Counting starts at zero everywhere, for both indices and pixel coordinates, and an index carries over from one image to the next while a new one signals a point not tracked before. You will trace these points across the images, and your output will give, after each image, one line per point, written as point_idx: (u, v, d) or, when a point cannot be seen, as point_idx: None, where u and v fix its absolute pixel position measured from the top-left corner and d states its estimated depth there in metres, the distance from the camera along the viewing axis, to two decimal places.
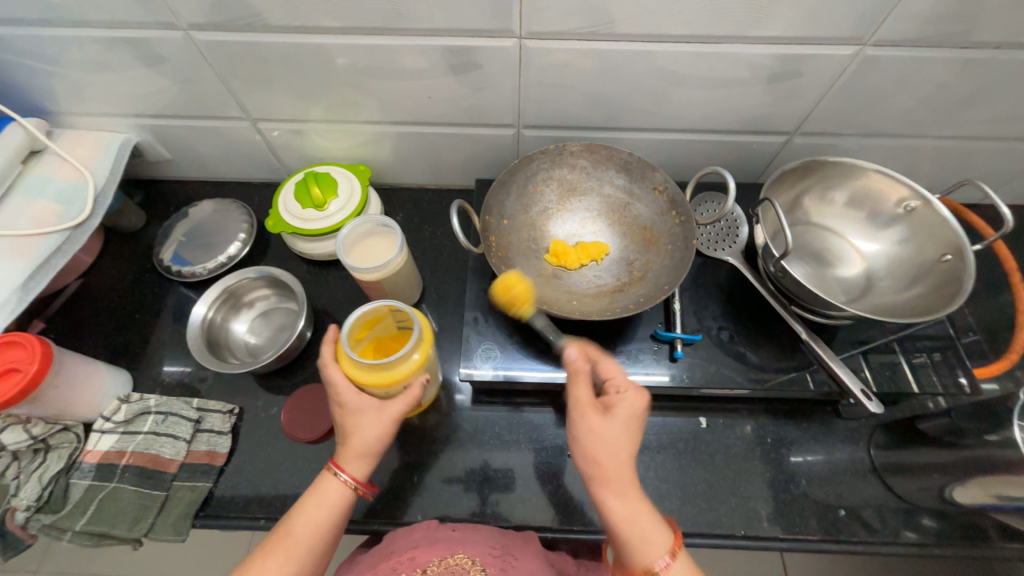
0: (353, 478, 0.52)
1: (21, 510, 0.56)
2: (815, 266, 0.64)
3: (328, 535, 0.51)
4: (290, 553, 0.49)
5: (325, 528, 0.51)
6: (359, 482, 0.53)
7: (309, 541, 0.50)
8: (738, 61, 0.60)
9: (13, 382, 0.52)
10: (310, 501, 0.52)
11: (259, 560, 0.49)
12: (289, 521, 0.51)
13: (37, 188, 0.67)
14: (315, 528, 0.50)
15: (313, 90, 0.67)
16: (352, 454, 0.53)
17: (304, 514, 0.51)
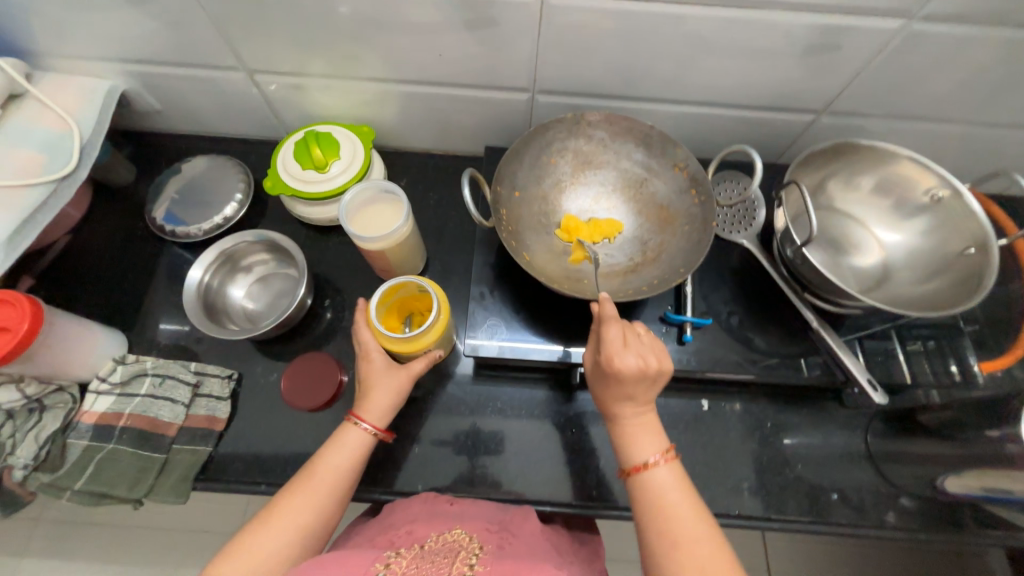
0: (375, 423, 0.55)
1: (19, 468, 0.55)
2: (832, 254, 0.63)
3: (352, 476, 0.53)
4: (316, 492, 0.50)
5: (348, 470, 0.53)
6: (380, 428, 0.55)
7: (333, 482, 0.51)
8: (774, 30, 0.56)
9: (3, 341, 0.51)
10: (334, 444, 0.54)
11: (286, 498, 0.50)
12: (314, 464, 0.52)
13: (18, 136, 0.63)
14: (341, 468, 0.52)
15: (315, 40, 0.63)
16: (375, 401, 0.55)
17: (329, 456, 0.53)
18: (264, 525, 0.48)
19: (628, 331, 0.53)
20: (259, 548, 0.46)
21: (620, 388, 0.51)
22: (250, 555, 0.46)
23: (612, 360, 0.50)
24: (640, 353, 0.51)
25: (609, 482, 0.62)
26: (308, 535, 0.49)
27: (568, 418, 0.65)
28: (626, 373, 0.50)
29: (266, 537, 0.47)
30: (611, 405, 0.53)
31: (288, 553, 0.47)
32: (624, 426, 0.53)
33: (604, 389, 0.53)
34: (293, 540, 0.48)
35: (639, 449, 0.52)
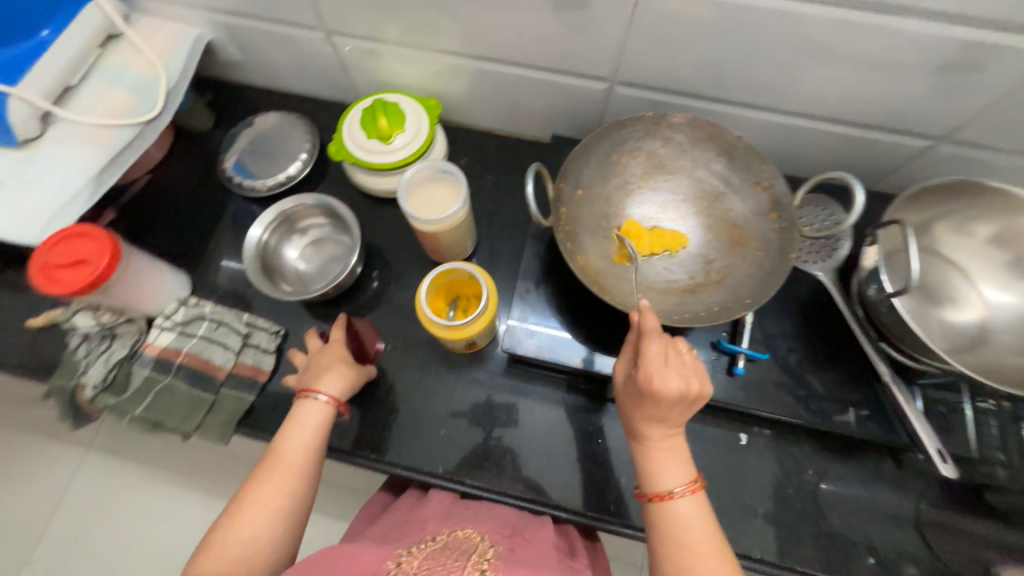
0: (330, 394, 0.56)
1: (89, 387, 0.61)
2: (921, 303, 0.56)
3: (318, 450, 0.54)
4: (284, 474, 0.51)
5: (311, 446, 0.54)
6: (337, 399, 0.57)
7: (299, 460, 0.52)
8: (906, 40, 0.49)
9: (85, 272, 0.54)
10: (293, 425, 0.54)
11: (255, 486, 0.50)
12: (276, 448, 0.53)
13: (113, 77, 0.66)
14: (304, 446, 0.53)
15: (396, 6, 0.61)
16: (324, 377, 0.57)
17: (290, 436, 0.54)
18: (239, 514, 0.49)
19: (668, 349, 0.50)
20: (241, 535, 0.47)
21: (654, 409, 0.49)
22: (234, 542, 0.47)
23: (652, 380, 0.47)
24: (682, 374, 0.48)
25: (628, 499, 0.60)
26: (287, 515, 0.50)
27: (597, 428, 0.64)
28: (665, 395, 0.47)
29: (243, 526, 0.48)
30: (640, 425, 0.51)
31: (270, 534, 0.48)
32: (650, 448, 0.51)
33: (636, 408, 0.50)
34: (273, 521, 0.49)
35: (663, 475, 0.49)
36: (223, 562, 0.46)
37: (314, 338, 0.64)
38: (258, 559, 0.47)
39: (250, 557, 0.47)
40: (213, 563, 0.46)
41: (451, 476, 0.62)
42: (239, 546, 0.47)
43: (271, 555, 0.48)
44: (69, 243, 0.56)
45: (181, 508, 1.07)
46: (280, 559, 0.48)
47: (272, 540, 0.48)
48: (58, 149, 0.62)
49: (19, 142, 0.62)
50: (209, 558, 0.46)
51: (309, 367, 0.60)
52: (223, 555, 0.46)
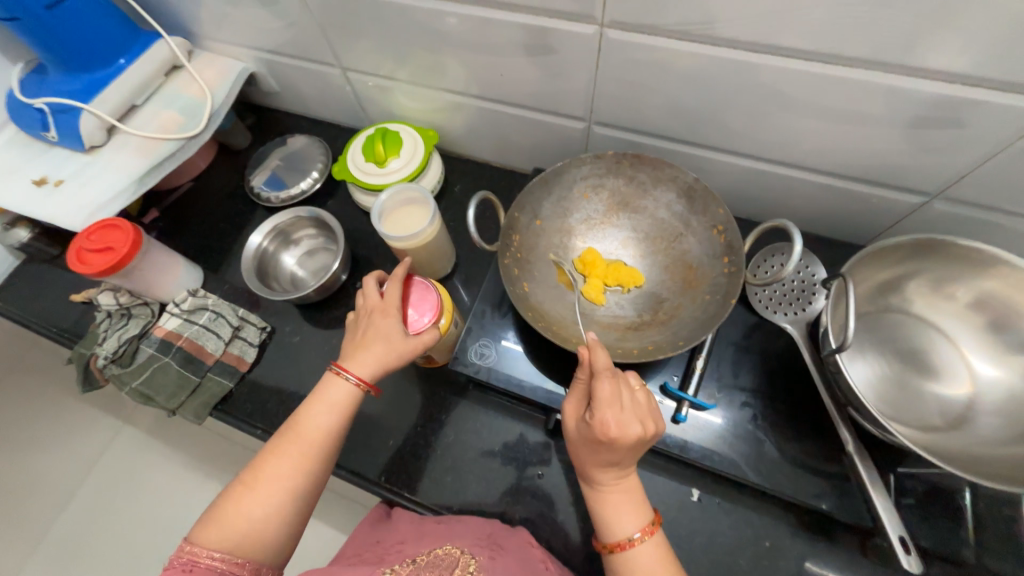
0: (360, 376, 0.52)
1: (101, 357, 0.70)
2: (894, 369, 0.51)
3: (337, 432, 0.51)
4: (300, 451, 0.49)
5: (329, 431, 0.51)
6: (365, 381, 0.52)
7: (318, 441, 0.50)
8: (872, 93, 0.47)
9: (108, 258, 0.64)
10: (314, 401, 0.52)
11: (268, 460, 0.48)
12: (296, 421, 0.51)
13: (170, 100, 0.80)
14: (322, 428, 0.50)
15: (397, 49, 0.68)
16: (361, 358, 0.53)
17: (312, 414, 0.51)
18: (252, 487, 0.47)
19: (622, 391, 0.46)
20: (251, 509, 0.46)
21: (610, 456, 0.45)
22: (243, 517, 0.46)
23: (610, 430, 0.44)
24: (640, 417, 0.45)
25: (561, 537, 0.58)
26: (299, 495, 0.48)
27: (540, 459, 0.62)
28: (623, 444, 0.44)
29: (255, 501, 0.46)
30: (594, 472, 0.47)
31: (279, 513, 0.47)
32: (605, 494, 0.47)
33: (589, 454, 0.47)
34: (284, 501, 0.47)
35: (620, 523, 0.46)
36: (230, 535, 0.45)
37: (374, 283, 0.58)
38: (264, 538, 0.46)
39: (256, 534, 0.46)
40: (221, 534, 0.45)
41: (388, 487, 0.63)
42: (249, 522, 0.46)
43: (277, 533, 0.47)
44: (103, 233, 0.66)
45: (187, 486, 1.16)
46: (284, 539, 0.47)
47: (279, 520, 0.47)
48: (116, 156, 0.75)
49: (88, 149, 0.75)
50: (216, 527, 0.45)
51: (357, 330, 0.56)
52: (232, 527, 0.45)
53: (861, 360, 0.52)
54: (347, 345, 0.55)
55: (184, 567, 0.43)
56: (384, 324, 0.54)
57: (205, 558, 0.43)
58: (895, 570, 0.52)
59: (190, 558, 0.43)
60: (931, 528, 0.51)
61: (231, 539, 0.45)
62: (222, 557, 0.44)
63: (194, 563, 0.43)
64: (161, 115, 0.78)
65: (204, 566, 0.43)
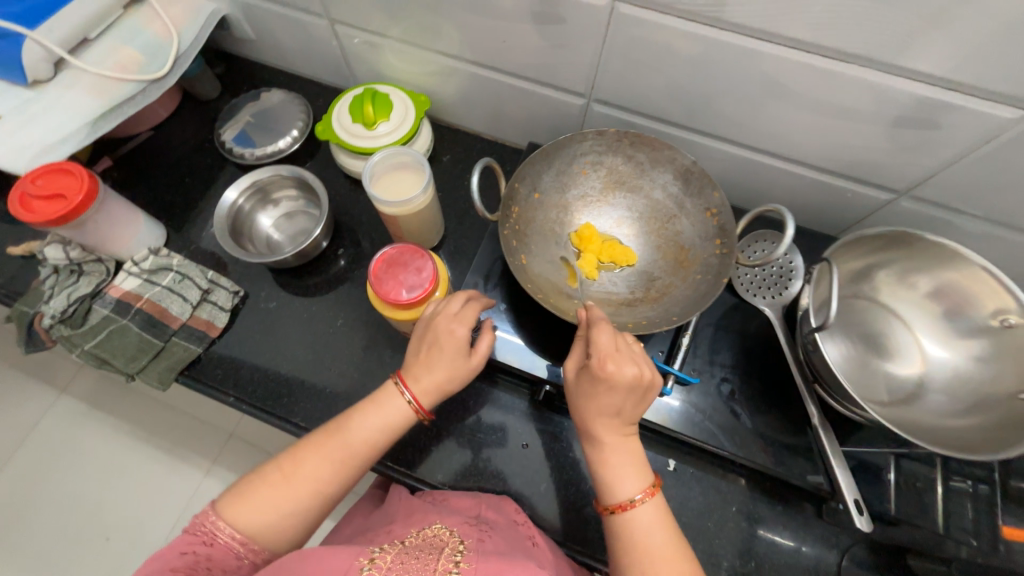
0: (421, 404, 0.51)
1: (48, 317, 0.64)
2: (859, 351, 0.56)
3: (377, 449, 0.51)
4: (341, 457, 0.48)
5: (373, 443, 0.50)
6: (423, 408, 0.52)
7: (357, 454, 0.49)
8: (861, 89, 0.50)
9: (59, 206, 0.58)
10: (370, 407, 0.51)
11: (307, 457, 0.48)
12: (344, 423, 0.50)
13: (129, 36, 0.72)
14: (367, 441, 0.50)
15: (392, 4, 0.64)
16: (423, 375, 0.52)
17: (364, 421, 0.50)
18: (285, 480, 0.47)
19: (619, 340, 0.49)
20: (277, 503, 0.46)
21: (610, 402, 0.47)
22: (268, 508, 0.45)
23: (607, 367, 0.46)
24: (635, 360, 0.48)
25: (542, 505, 0.59)
26: (323, 501, 0.48)
27: (525, 430, 0.63)
28: (620, 382, 0.46)
29: (287, 495, 0.46)
30: (595, 425, 0.48)
31: (301, 514, 0.47)
32: (607, 452, 0.48)
33: (590, 404, 0.48)
34: (313, 505, 0.47)
35: (622, 480, 0.47)
36: (253, 521, 0.45)
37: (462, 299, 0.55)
38: (280, 532, 0.46)
39: (275, 527, 0.46)
40: (243, 515, 0.45)
41: (371, 457, 0.61)
42: (275, 514, 0.46)
43: (294, 531, 0.46)
44: (51, 178, 0.59)
45: (137, 461, 1.09)
46: (299, 536, 0.47)
47: (300, 519, 0.47)
48: (64, 94, 0.67)
49: (30, 82, 0.67)
50: (241, 508, 0.45)
51: (422, 344, 0.53)
52: (255, 512, 0.45)
53: (831, 342, 0.56)
54: (412, 357, 0.54)
55: (206, 538, 0.44)
56: (458, 356, 0.52)
57: (226, 536, 0.44)
58: (842, 531, 0.57)
59: (213, 529, 0.44)
60: (873, 492, 0.57)
61: (251, 524, 0.45)
62: (241, 540, 0.44)
63: (214, 538, 0.44)
64: (120, 52, 0.71)
65: (223, 544, 0.44)
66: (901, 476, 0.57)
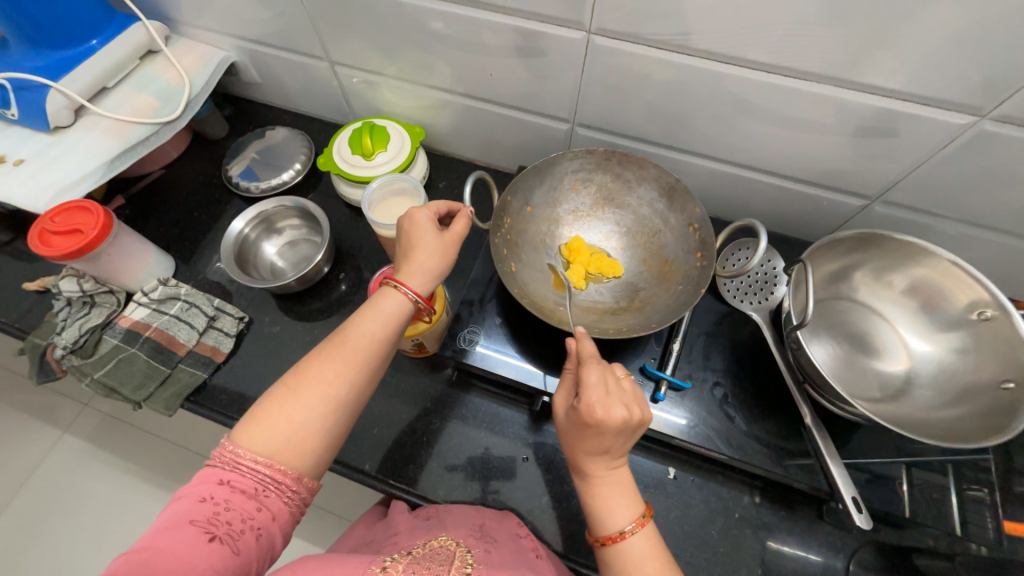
0: (419, 294, 0.52)
1: (60, 348, 0.66)
2: (845, 349, 0.58)
3: (385, 345, 0.50)
4: (348, 357, 0.47)
5: (378, 337, 0.49)
6: (420, 297, 0.52)
7: (365, 350, 0.48)
8: (824, 104, 0.54)
9: (74, 240, 0.61)
10: (368, 310, 0.50)
11: (313, 365, 0.47)
12: (343, 330, 0.49)
13: (144, 84, 0.77)
14: (370, 334, 0.49)
15: (387, 46, 0.70)
16: (405, 268, 0.53)
17: (362, 321, 0.49)
18: (295, 395, 0.45)
19: (609, 378, 0.47)
20: (292, 414, 0.44)
21: (599, 443, 0.46)
22: (286, 420, 0.44)
23: (594, 414, 0.45)
24: (625, 402, 0.46)
25: (545, 518, 0.59)
26: (340, 406, 0.46)
27: (525, 444, 0.64)
28: (608, 428, 0.45)
29: (299, 406, 0.45)
30: (585, 462, 0.48)
31: (321, 421, 0.45)
32: (597, 484, 0.48)
33: (579, 442, 0.48)
34: (325, 412, 0.45)
35: (613, 513, 0.47)
36: (271, 440, 0.44)
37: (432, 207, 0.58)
38: (305, 446, 0.45)
39: (297, 441, 0.44)
40: (261, 440, 0.43)
41: (372, 475, 0.62)
42: (291, 427, 0.44)
43: (318, 443, 0.45)
44: (69, 214, 0.63)
45: (138, 497, 1.08)
46: (323, 447, 0.46)
47: (323, 429, 0.45)
48: (84, 138, 0.72)
49: (52, 129, 0.72)
50: (256, 430, 0.44)
51: (403, 245, 0.55)
52: (274, 432, 0.44)
53: (816, 342, 0.58)
54: (397, 261, 0.55)
55: (228, 468, 0.42)
56: (442, 245, 0.54)
57: (247, 460, 0.43)
58: (847, 534, 0.57)
59: (233, 459, 0.43)
60: (873, 491, 0.57)
61: (273, 446, 0.43)
62: (266, 461, 0.43)
63: (237, 464, 0.43)
64: (135, 98, 0.76)
65: (247, 468, 0.42)
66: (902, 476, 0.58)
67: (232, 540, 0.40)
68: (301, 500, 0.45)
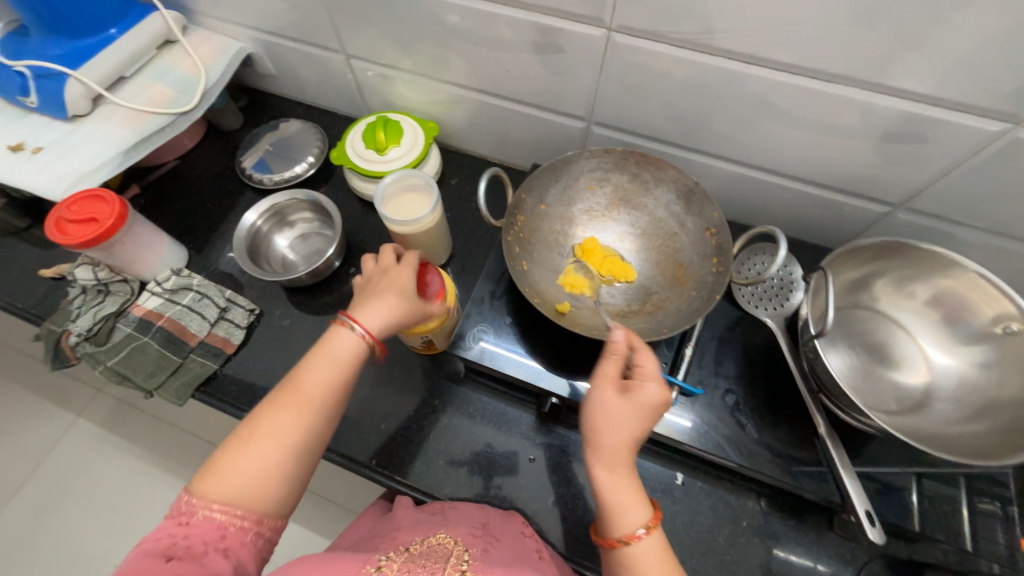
0: (372, 336, 0.51)
1: (75, 335, 0.67)
2: (863, 360, 0.56)
3: (341, 387, 0.49)
4: (302, 401, 0.47)
5: (333, 378, 0.49)
6: (374, 339, 0.51)
7: (320, 393, 0.48)
8: (850, 107, 0.52)
9: (91, 229, 0.61)
10: (320, 353, 0.49)
11: (267, 412, 0.47)
12: (296, 376, 0.49)
13: (161, 74, 0.78)
14: (325, 378, 0.48)
15: (403, 40, 0.69)
16: (360, 307, 0.52)
17: (316, 364, 0.49)
18: (249, 443, 0.45)
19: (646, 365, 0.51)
20: (251, 459, 0.44)
21: (645, 425, 0.47)
22: (243, 467, 0.44)
23: (657, 391, 0.47)
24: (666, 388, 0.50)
25: (550, 520, 0.59)
26: (299, 448, 0.46)
27: (532, 444, 0.63)
28: (660, 408, 0.47)
29: (255, 452, 0.45)
30: (620, 450, 0.46)
31: (276, 466, 0.45)
32: (627, 477, 0.46)
33: (625, 426, 0.46)
34: (283, 455, 0.45)
35: (639, 508, 0.45)
36: (229, 486, 0.43)
37: (393, 253, 0.58)
38: (264, 491, 0.44)
39: (255, 486, 0.44)
40: (216, 488, 0.43)
41: (378, 470, 0.62)
42: (249, 473, 0.44)
43: (279, 486, 0.45)
44: (85, 203, 0.63)
45: (148, 482, 1.10)
46: (284, 488, 0.46)
47: (281, 474, 0.45)
48: (100, 127, 0.73)
49: (70, 117, 0.72)
50: (212, 479, 0.44)
51: (366, 287, 0.55)
52: (229, 479, 0.44)
53: (833, 351, 0.57)
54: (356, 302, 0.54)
55: (185, 517, 0.42)
56: (399, 282, 0.54)
57: (204, 508, 0.43)
58: (859, 547, 0.56)
59: (188, 509, 0.43)
60: (886, 504, 0.56)
61: (228, 493, 0.43)
62: (223, 507, 0.43)
63: (193, 514, 0.42)
64: (152, 88, 0.76)
65: (204, 516, 0.42)
66: (916, 490, 0.56)
67: (194, 563, 0.40)
68: (266, 542, 0.45)
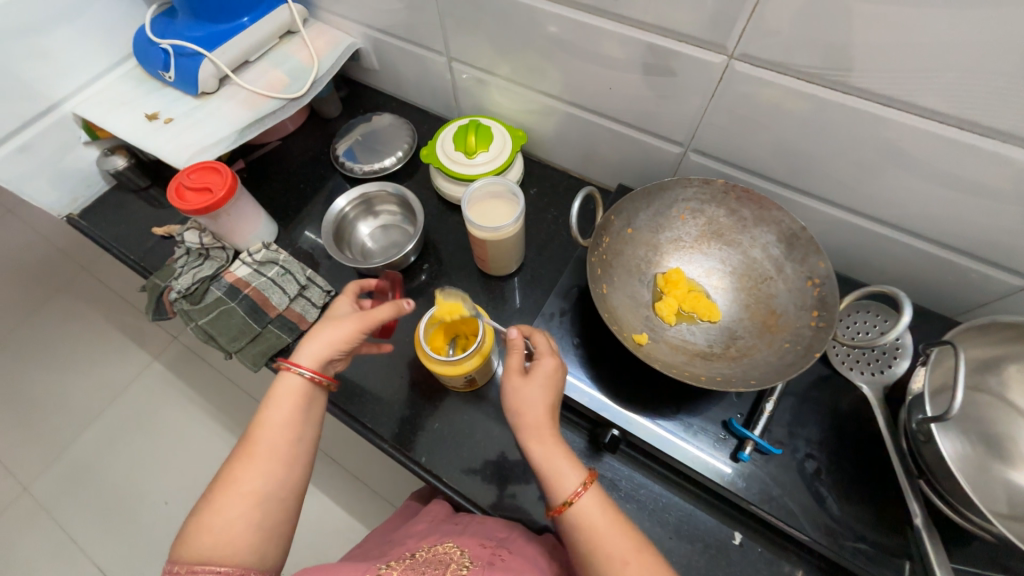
0: (313, 369, 0.50)
1: (175, 292, 0.73)
2: (977, 450, 0.50)
3: (299, 424, 0.48)
4: (262, 449, 0.45)
5: (289, 419, 0.48)
6: (311, 366, 0.50)
7: (280, 436, 0.47)
8: (1004, 167, 0.46)
9: (205, 198, 0.67)
10: (269, 402, 0.48)
11: (228, 469, 0.45)
12: (250, 430, 0.47)
13: (280, 62, 0.84)
14: (283, 422, 0.47)
15: (509, 49, 0.70)
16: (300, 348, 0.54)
17: (267, 414, 0.48)
18: (214, 501, 0.43)
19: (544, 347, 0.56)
20: (218, 517, 0.42)
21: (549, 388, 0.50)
22: (213, 527, 0.42)
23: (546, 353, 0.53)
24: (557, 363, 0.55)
25: None
26: (271, 493, 0.44)
27: None
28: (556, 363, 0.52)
29: (221, 508, 0.42)
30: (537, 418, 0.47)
31: (251, 516, 0.43)
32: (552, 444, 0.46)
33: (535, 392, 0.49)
34: (254, 504, 0.43)
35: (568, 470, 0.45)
36: (207, 547, 0.41)
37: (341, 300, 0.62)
38: (244, 543, 0.42)
39: (234, 540, 0.42)
40: (190, 549, 0.41)
41: (425, 469, 0.63)
42: (220, 532, 0.41)
43: (260, 534, 0.43)
44: (203, 174, 0.69)
45: (206, 432, 1.18)
46: (267, 535, 0.43)
47: (255, 524, 0.43)
48: (222, 105, 0.79)
49: (198, 93, 0.79)
50: (187, 543, 0.41)
51: None
52: (202, 538, 0.41)
53: (942, 435, 0.51)
54: None
55: None
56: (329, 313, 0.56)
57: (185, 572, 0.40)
58: None
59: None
60: None
61: (205, 551, 0.41)
62: (205, 567, 0.40)
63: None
64: (271, 74, 0.82)
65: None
66: None
67: None
68: None
